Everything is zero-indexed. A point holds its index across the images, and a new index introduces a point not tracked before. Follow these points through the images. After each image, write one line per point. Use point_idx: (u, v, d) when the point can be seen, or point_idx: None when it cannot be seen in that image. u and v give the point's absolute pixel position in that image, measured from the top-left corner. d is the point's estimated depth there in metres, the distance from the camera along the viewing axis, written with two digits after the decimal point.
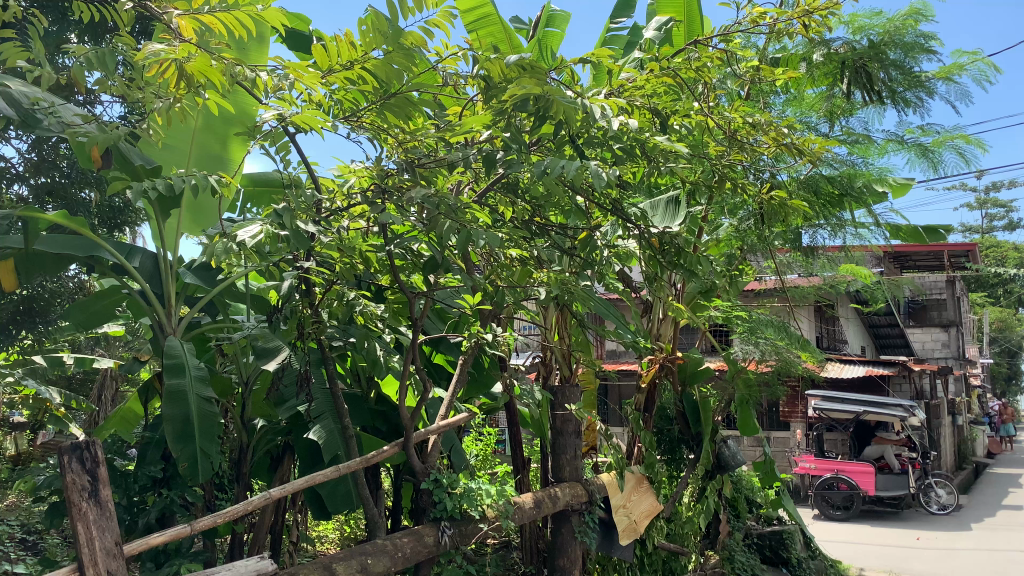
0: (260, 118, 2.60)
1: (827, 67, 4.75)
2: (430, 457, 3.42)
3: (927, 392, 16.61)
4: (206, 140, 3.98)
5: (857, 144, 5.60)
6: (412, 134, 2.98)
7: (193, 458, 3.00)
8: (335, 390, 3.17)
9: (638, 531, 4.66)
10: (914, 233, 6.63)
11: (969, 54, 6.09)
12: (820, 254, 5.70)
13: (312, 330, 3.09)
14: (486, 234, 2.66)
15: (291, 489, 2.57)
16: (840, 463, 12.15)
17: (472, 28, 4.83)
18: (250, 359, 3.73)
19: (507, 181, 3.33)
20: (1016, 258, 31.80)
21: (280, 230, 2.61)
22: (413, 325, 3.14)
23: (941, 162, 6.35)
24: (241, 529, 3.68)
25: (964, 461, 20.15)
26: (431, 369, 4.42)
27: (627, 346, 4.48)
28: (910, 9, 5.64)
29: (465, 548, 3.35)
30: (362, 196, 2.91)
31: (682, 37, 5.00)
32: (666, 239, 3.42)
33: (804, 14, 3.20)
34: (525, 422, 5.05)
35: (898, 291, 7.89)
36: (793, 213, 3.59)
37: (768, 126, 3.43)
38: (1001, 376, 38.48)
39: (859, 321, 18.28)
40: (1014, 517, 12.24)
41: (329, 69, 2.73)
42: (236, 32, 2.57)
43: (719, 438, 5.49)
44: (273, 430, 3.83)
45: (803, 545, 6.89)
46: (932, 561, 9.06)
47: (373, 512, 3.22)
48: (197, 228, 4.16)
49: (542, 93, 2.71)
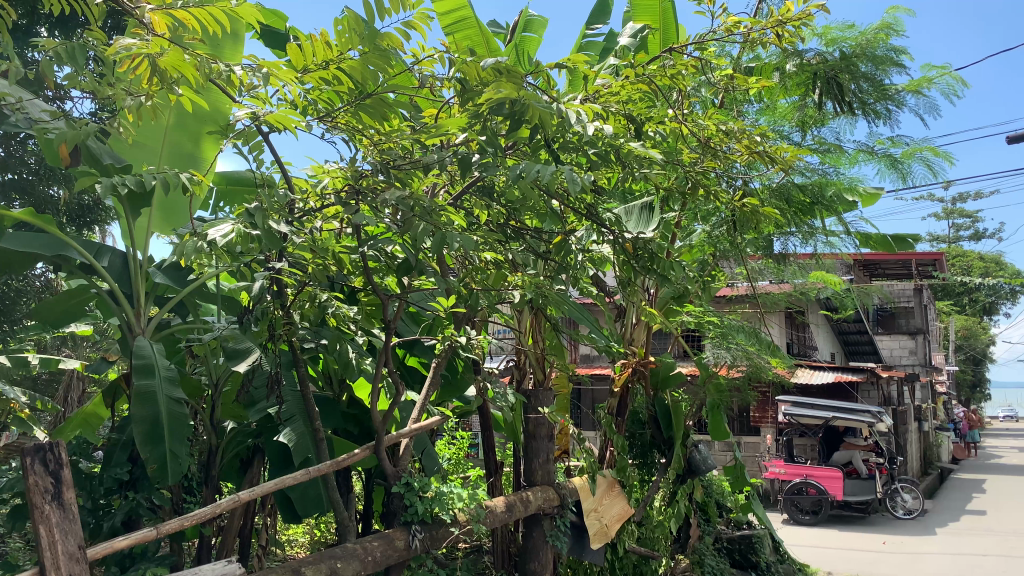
0: (233, 116, 2.58)
1: (799, 76, 4.82)
2: (402, 460, 3.41)
3: (894, 398, 16.89)
4: (179, 138, 3.94)
5: (828, 154, 5.68)
6: (387, 135, 2.98)
7: (161, 459, 2.97)
8: (306, 393, 3.14)
9: (609, 535, 4.69)
10: (883, 242, 6.74)
11: (938, 67, 6.22)
12: (791, 262, 5.77)
13: (284, 332, 3.05)
14: (460, 237, 2.65)
15: (260, 492, 2.55)
16: (809, 468, 12.31)
17: (450, 31, 4.83)
18: (221, 360, 3.69)
19: (483, 185, 3.33)
20: (981, 268, 32.47)
21: (252, 230, 2.58)
22: (386, 328, 3.12)
23: (910, 172, 6.47)
24: (209, 533, 3.64)
25: (930, 466, 20.50)
26: (404, 372, 4.40)
27: (601, 351, 4.42)
28: (881, 23, 5.75)
29: (436, 551, 3.34)
30: (336, 196, 2.89)
31: (658, 44, 5.04)
32: (640, 244, 3.42)
33: (778, 24, 3.23)
34: (499, 425, 5.05)
35: (867, 299, 8.01)
36: (765, 220, 3.64)
37: (741, 134, 3.49)
38: (965, 384, 39.24)
39: (829, 327, 18.53)
40: (977, 522, 12.45)
41: (304, 68, 2.73)
42: (210, 28, 2.54)
43: (691, 442, 5.53)
44: (243, 432, 3.78)
45: (772, 549, 6.96)
46: (897, 565, 9.20)
47: (343, 516, 3.19)
48: (168, 227, 4.10)
49: (518, 97, 2.73)
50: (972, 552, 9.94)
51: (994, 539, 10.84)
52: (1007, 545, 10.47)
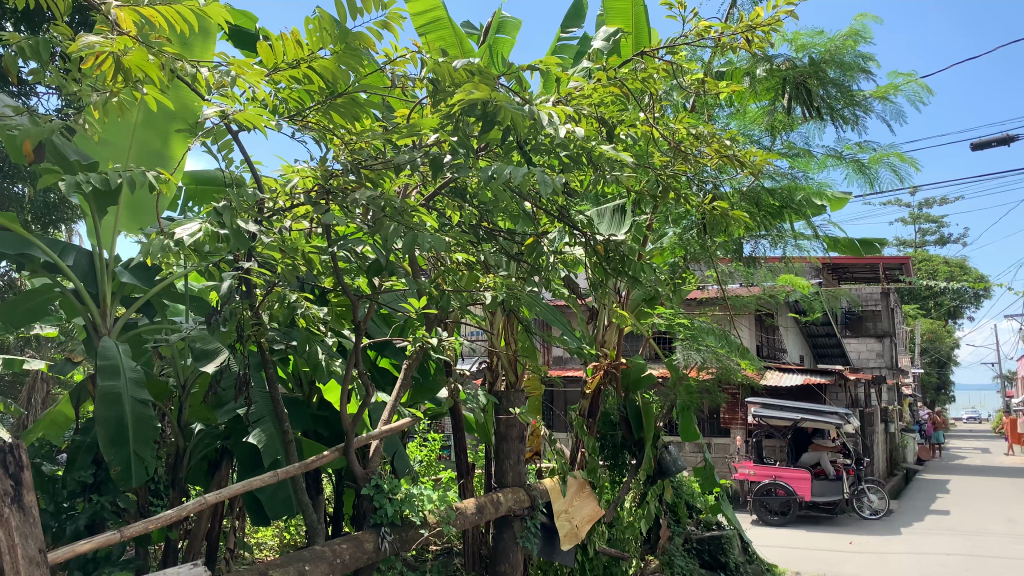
0: (202, 115, 2.55)
1: (769, 82, 4.89)
2: (371, 462, 3.38)
3: (861, 400, 17.16)
4: (147, 136, 3.88)
5: (797, 158, 5.76)
6: (358, 136, 2.97)
7: (126, 462, 2.94)
8: (275, 394, 3.10)
9: (579, 536, 4.70)
10: (851, 245, 6.85)
11: (905, 75, 6.34)
12: (761, 264, 5.83)
13: (252, 333, 3.01)
14: (431, 238, 2.64)
15: (227, 494, 2.51)
16: (778, 469, 12.45)
17: (423, 31, 4.82)
18: (189, 361, 3.64)
19: (455, 186, 3.33)
20: (946, 272, 33.14)
21: (220, 229, 2.55)
22: (356, 329, 3.08)
23: (877, 177, 6.58)
24: (175, 536, 3.59)
25: (896, 467, 20.87)
26: (374, 374, 4.38)
27: (573, 353, 4.44)
28: (850, 30, 5.84)
29: (405, 553, 3.33)
30: (305, 196, 2.87)
31: (630, 47, 5.06)
32: (611, 247, 3.45)
33: (747, 29, 3.27)
34: (471, 427, 5.03)
35: (835, 302, 8.12)
36: (735, 222, 3.67)
37: (711, 138, 3.54)
38: (930, 387, 39.99)
39: (799, 330, 18.79)
40: (941, 521, 12.68)
41: (275, 67, 2.71)
42: (177, 26, 2.51)
43: (661, 444, 5.57)
44: (211, 434, 3.73)
45: (741, 549, 7.03)
46: (863, 564, 9.33)
47: (312, 519, 3.16)
48: (136, 226, 4.04)
49: (490, 98, 2.73)
50: (936, 551, 10.11)
51: (956, 539, 11.05)
52: (970, 544, 10.67)
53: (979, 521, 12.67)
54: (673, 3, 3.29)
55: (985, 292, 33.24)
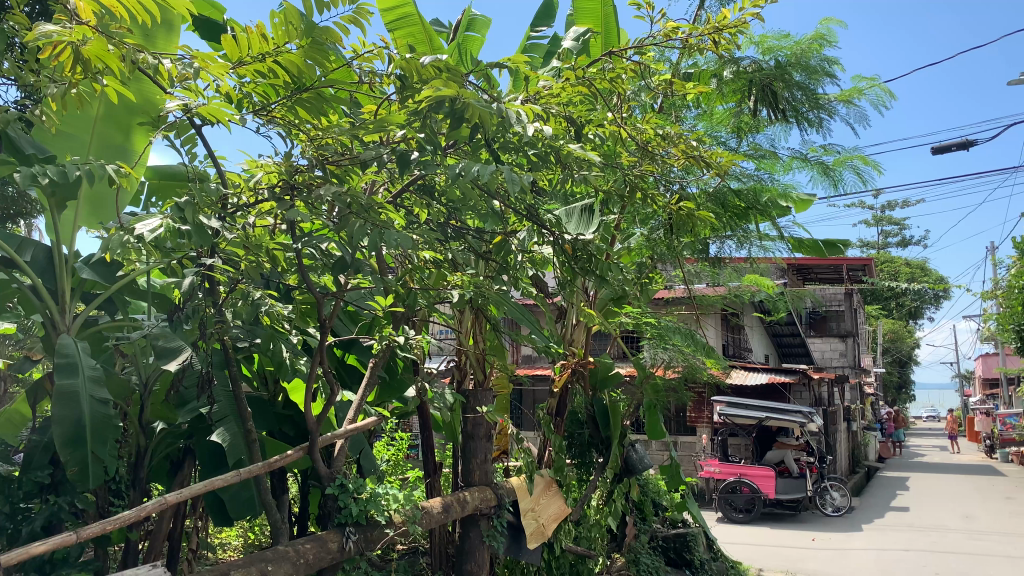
0: (164, 109, 2.50)
1: (735, 84, 4.94)
2: (336, 462, 3.35)
3: (824, 399, 17.42)
4: (107, 130, 3.80)
5: (763, 160, 5.84)
6: (324, 131, 2.92)
7: (84, 462, 2.88)
8: (238, 392, 3.05)
9: (545, 535, 4.72)
10: (815, 246, 6.94)
11: (868, 79, 6.45)
12: (727, 265, 5.89)
13: (215, 331, 2.96)
14: (397, 235, 2.62)
15: (188, 494, 2.46)
16: (743, 468, 12.51)
17: (392, 27, 4.79)
18: (150, 359, 3.57)
19: (423, 184, 3.31)
20: (907, 274, 33.80)
21: (181, 225, 2.52)
22: (322, 326, 3.02)
23: (841, 180, 6.67)
24: (135, 538, 3.53)
25: (858, 465, 21.21)
26: (341, 372, 4.35)
27: (541, 352, 4.44)
28: (815, 34, 5.92)
29: (370, 553, 3.30)
30: (269, 191, 2.83)
31: (600, 47, 5.07)
32: (579, 246, 3.47)
33: (714, 31, 3.30)
34: (438, 426, 5.01)
35: (799, 302, 8.23)
36: (701, 222, 3.71)
37: (678, 139, 3.58)
38: (892, 386, 40.76)
39: (764, 329, 19.03)
40: (901, 518, 12.93)
41: (239, 61, 2.68)
42: (139, 16, 2.47)
43: (628, 442, 5.60)
44: (173, 433, 3.69)
45: (706, 547, 7.09)
46: (826, 560, 9.46)
47: (276, 519, 3.11)
48: (96, 220, 3.95)
49: (458, 96, 2.71)
50: (895, 548, 10.30)
51: (915, 535, 11.27)
52: (930, 540, 10.88)
53: (938, 518, 12.93)
54: (641, 4, 3.31)
55: (945, 293, 33.95)
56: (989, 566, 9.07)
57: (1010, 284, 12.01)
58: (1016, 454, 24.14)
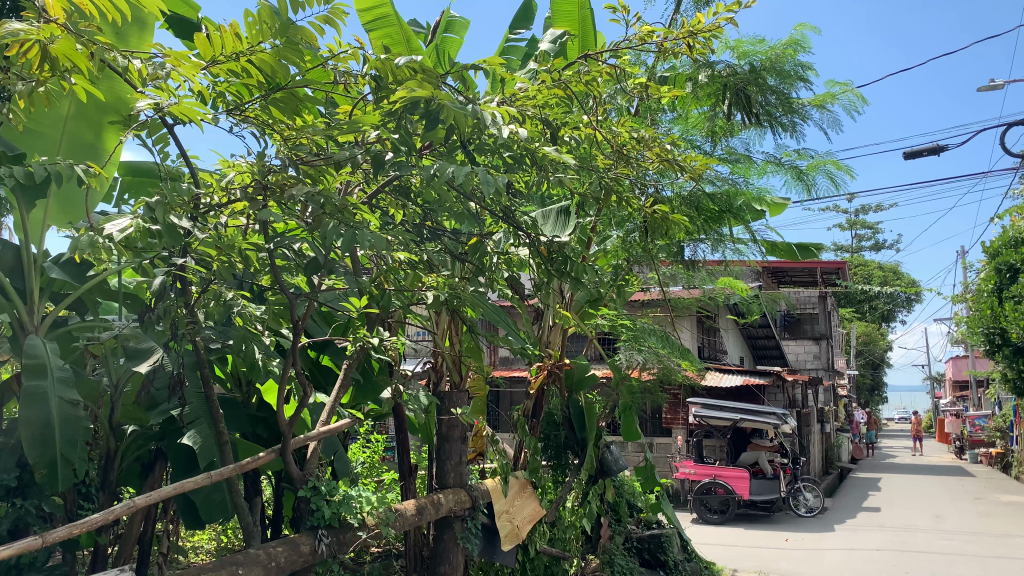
0: (135, 107, 2.47)
1: (710, 88, 4.98)
2: (309, 464, 3.32)
3: (799, 401, 17.61)
4: (77, 128, 3.74)
5: (737, 164, 5.89)
6: (298, 131, 2.91)
7: (52, 465, 2.83)
8: (209, 394, 3.02)
9: (520, 536, 4.71)
10: (788, 249, 7.01)
11: (841, 84, 6.53)
12: (701, 268, 5.93)
13: (187, 332, 2.92)
14: (371, 236, 2.61)
15: (158, 497, 2.41)
16: (718, 468, 12.62)
17: (370, 28, 4.77)
18: (121, 360, 3.52)
19: (398, 185, 3.29)
20: (880, 277, 34.26)
21: (151, 225, 2.50)
22: (295, 327, 2.98)
23: (815, 184, 6.75)
24: (104, 541, 3.48)
25: (831, 466, 21.44)
26: (315, 374, 4.32)
27: (517, 353, 4.44)
28: (790, 39, 5.99)
29: (343, 556, 3.26)
30: (242, 191, 2.80)
31: (576, 50, 5.08)
32: (555, 248, 3.48)
33: (689, 35, 3.32)
34: (413, 428, 4.99)
35: (773, 305, 8.30)
36: (675, 226, 3.74)
37: (652, 143, 3.61)
38: (865, 387, 41.29)
39: (739, 332, 19.20)
40: (873, 518, 13.09)
41: (212, 60, 2.64)
42: (109, 14, 2.43)
43: (603, 443, 5.62)
44: (144, 435, 3.64)
45: (680, 548, 7.13)
46: (798, 561, 9.54)
47: (248, 521, 3.08)
48: (66, 219, 3.89)
49: (433, 97, 2.71)
50: (867, 548, 10.41)
51: (886, 535, 11.41)
52: (901, 540, 11.01)
53: (909, 518, 13.10)
54: (616, 7, 3.32)
55: (916, 296, 34.46)
56: (958, 565, 9.21)
57: (979, 288, 12.20)
58: (985, 455, 24.58)
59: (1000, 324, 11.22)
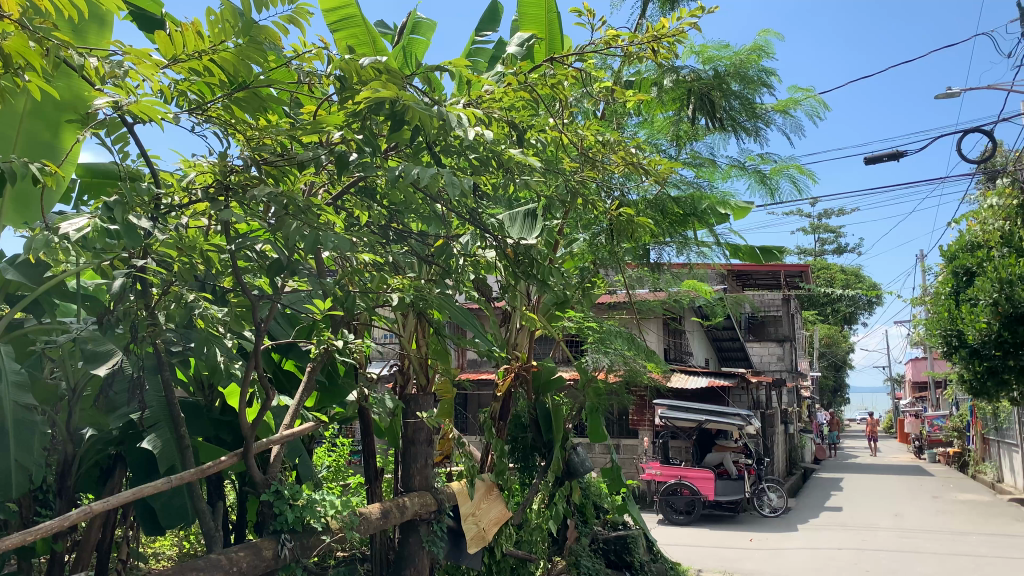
0: (93, 106, 2.43)
1: (675, 92, 5.04)
2: (273, 468, 3.29)
3: (763, 403, 17.85)
4: (34, 125, 3.65)
5: (701, 168, 5.95)
6: (261, 131, 2.88)
7: (6, 470, 2.77)
8: (170, 398, 2.96)
9: (486, 539, 4.70)
10: (752, 253, 7.10)
11: (804, 90, 6.63)
12: (666, 270, 5.98)
13: (147, 334, 2.86)
14: (335, 238, 2.58)
15: (115, 502, 2.36)
16: (683, 469, 12.74)
17: (335, 28, 4.74)
18: (79, 363, 3.43)
19: (364, 186, 3.26)
20: (842, 280, 34.87)
21: (110, 225, 2.46)
22: (258, 330, 2.93)
23: (777, 188, 6.85)
24: (61, 548, 3.40)
25: (794, 467, 21.74)
26: (278, 377, 4.28)
27: (483, 356, 4.44)
28: (754, 45, 6.08)
29: (306, 561, 3.21)
30: (203, 192, 2.76)
31: (543, 52, 5.10)
32: (521, 250, 3.48)
33: (653, 39, 3.34)
34: (379, 431, 4.95)
35: (738, 307, 8.40)
36: (639, 229, 3.77)
37: (617, 147, 3.64)
38: (827, 388, 42.03)
39: (705, 334, 19.40)
40: (835, 517, 13.30)
41: (173, 58, 2.59)
42: (65, 11, 2.38)
43: (570, 445, 5.64)
44: (103, 440, 3.58)
45: (646, 548, 7.17)
46: (761, 560, 9.65)
47: (210, 527, 3.03)
48: (20, 220, 3.80)
49: (398, 98, 2.70)
50: (829, 546, 10.57)
51: (848, 534, 11.58)
52: (863, 538, 11.19)
53: (870, 517, 13.33)
54: (582, 11, 3.32)
55: (877, 299, 35.14)
56: (917, 562, 9.40)
57: (938, 291, 12.51)
58: (943, 454, 25.12)
59: (957, 327, 11.49)
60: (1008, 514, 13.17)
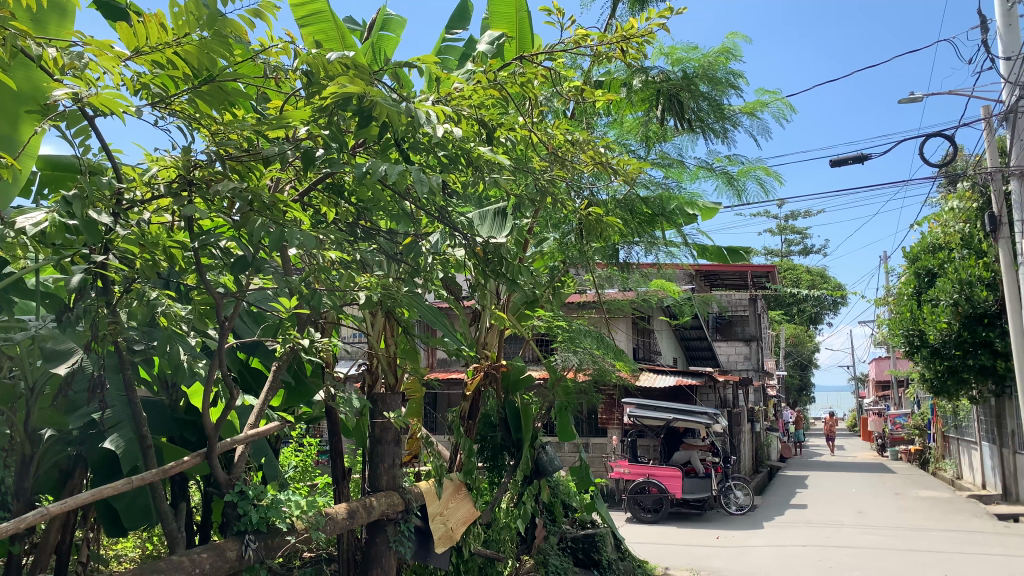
0: (52, 97, 2.37)
1: (644, 92, 5.08)
2: (236, 468, 3.23)
3: (731, 401, 18.04)
4: None
5: (670, 168, 5.99)
6: (226, 126, 2.84)
7: None
8: (132, 396, 2.90)
9: (454, 539, 4.67)
10: (719, 252, 7.16)
11: (771, 92, 6.70)
12: (634, 270, 6.00)
13: (108, 333, 2.80)
14: (300, 235, 2.55)
15: (74, 503, 2.30)
16: (652, 468, 12.81)
17: (304, 23, 4.68)
18: (38, 362, 3.33)
19: (331, 182, 3.23)
20: (808, 280, 35.38)
21: (69, 220, 2.40)
22: (222, 327, 2.88)
23: (744, 189, 6.92)
24: (17, 551, 3.31)
25: (761, 465, 22.02)
26: (244, 376, 4.24)
27: (451, 355, 4.40)
28: (722, 47, 6.12)
29: (270, 561, 3.17)
30: (166, 187, 2.71)
31: (513, 52, 5.10)
32: (491, 248, 3.45)
33: (622, 39, 3.34)
34: (346, 431, 4.90)
35: (705, 307, 8.48)
36: (609, 228, 3.81)
37: (586, 145, 3.65)
38: (792, 387, 42.74)
39: (673, 333, 19.57)
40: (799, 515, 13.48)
41: (136, 51, 2.57)
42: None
43: (539, 444, 5.64)
44: (63, 440, 3.52)
45: (614, 547, 7.20)
46: (727, 558, 9.74)
47: (172, 528, 2.98)
48: None
49: (364, 94, 2.68)
50: (794, 543, 10.72)
51: (812, 531, 11.77)
52: (826, 535, 11.35)
53: (834, 514, 13.54)
54: (552, 9, 3.31)
55: (841, 299, 35.73)
56: (879, 558, 9.56)
57: (900, 292, 12.83)
58: (906, 453, 25.53)
59: (918, 327, 11.79)
60: (967, 510, 13.46)
